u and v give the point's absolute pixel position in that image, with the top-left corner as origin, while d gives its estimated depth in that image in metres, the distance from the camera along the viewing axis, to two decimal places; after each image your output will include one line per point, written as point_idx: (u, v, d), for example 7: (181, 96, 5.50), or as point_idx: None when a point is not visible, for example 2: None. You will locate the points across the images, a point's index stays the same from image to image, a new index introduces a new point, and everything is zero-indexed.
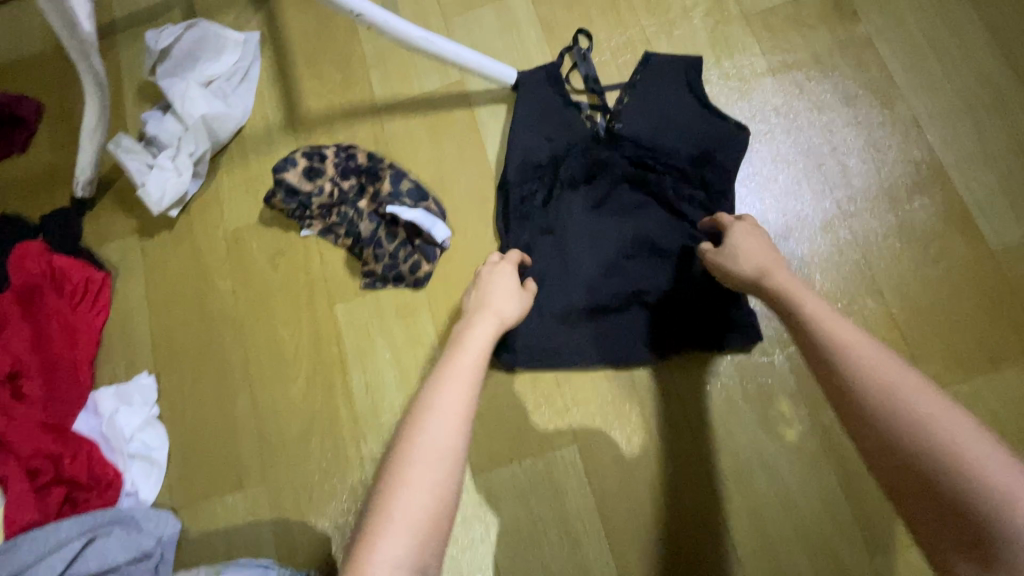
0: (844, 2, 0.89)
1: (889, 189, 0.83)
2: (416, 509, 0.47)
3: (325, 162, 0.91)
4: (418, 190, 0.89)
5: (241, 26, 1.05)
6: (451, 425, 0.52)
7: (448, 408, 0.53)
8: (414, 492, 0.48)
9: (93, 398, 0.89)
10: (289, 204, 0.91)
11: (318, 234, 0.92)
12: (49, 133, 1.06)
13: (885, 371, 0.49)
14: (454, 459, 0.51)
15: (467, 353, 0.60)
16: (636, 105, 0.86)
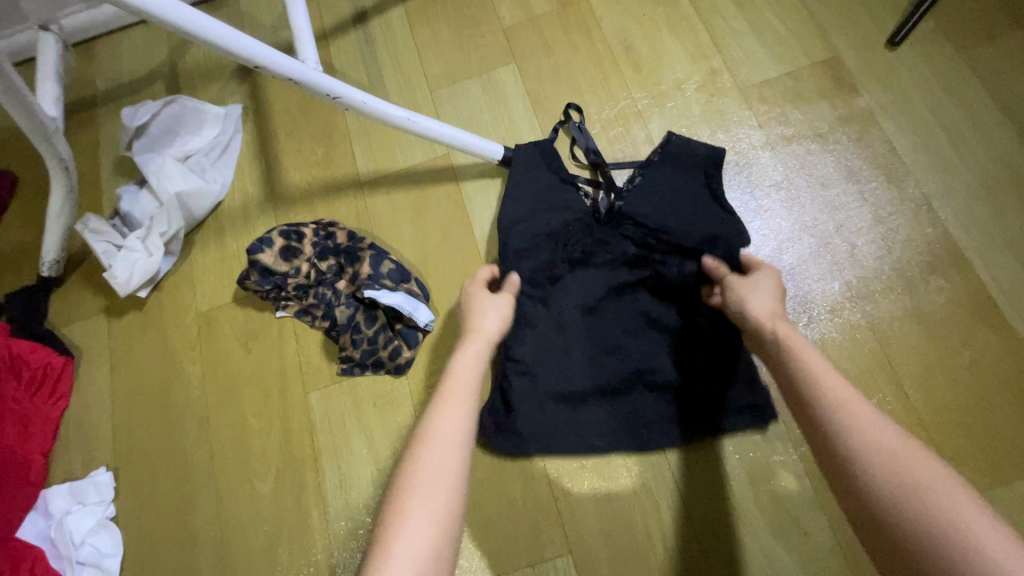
0: (841, 76, 0.86)
1: (902, 270, 0.77)
2: (416, 544, 0.45)
3: (303, 241, 0.86)
4: (399, 271, 0.84)
5: (224, 98, 1.03)
6: (447, 456, 0.51)
7: (437, 467, 0.50)
8: (414, 524, 0.46)
9: (44, 497, 0.82)
10: (263, 286, 0.85)
11: (294, 315, 0.87)
12: (22, 207, 1.03)
13: (885, 445, 0.45)
14: (443, 532, 0.46)
15: (460, 381, 0.59)
16: (647, 184, 0.78)
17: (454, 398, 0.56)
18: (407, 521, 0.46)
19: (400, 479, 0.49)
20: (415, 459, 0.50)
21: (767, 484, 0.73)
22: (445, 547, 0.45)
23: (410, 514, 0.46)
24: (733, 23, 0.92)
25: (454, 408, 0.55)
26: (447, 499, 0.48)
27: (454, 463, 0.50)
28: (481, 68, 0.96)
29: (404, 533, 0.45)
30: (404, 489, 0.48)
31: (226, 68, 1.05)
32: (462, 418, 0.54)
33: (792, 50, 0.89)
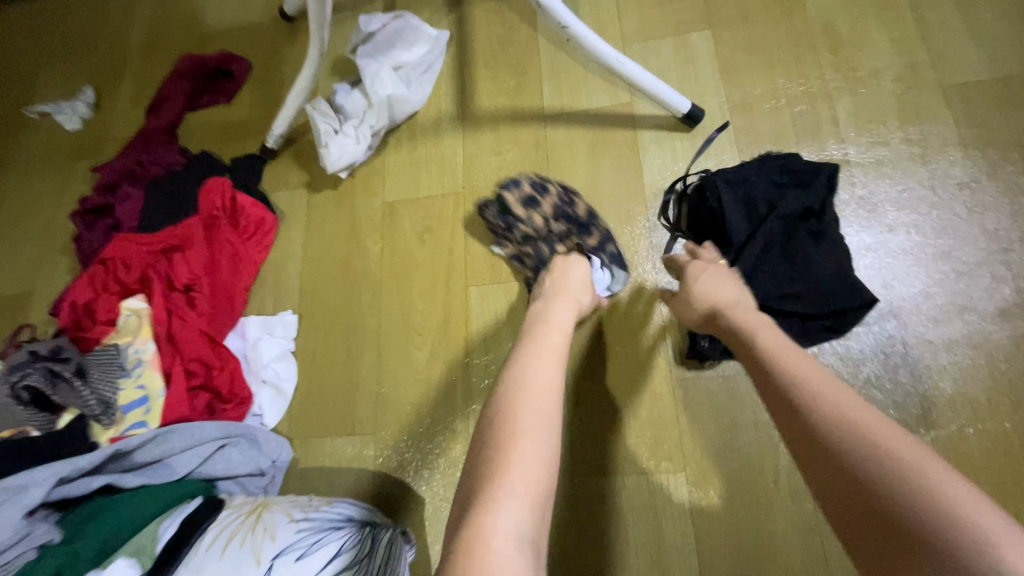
0: None
1: None
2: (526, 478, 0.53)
3: (545, 198, 0.94)
4: (619, 259, 0.90)
5: (433, 23, 1.15)
6: (546, 394, 0.60)
7: (539, 408, 0.59)
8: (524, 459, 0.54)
9: (243, 322, 1.00)
10: (497, 221, 0.95)
11: (506, 256, 0.95)
12: (253, 91, 1.22)
13: (823, 388, 0.54)
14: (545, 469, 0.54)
15: (545, 344, 0.68)
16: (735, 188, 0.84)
17: (545, 351, 0.66)
18: (524, 454, 0.54)
19: (506, 415, 0.58)
20: (519, 401, 0.59)
21: None
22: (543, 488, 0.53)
23: (524, 448, 0.55)
24: (945, 20, 0.91)
25: (542, 366, 0.64)
26: (552, 437, 0.57)
27: (544, 404, 0.59)
28: (675, 29, 1.01)
29: (519, 459, 0.54)
30: (512, 423, 0.57)
31: None
32: (551, 371, 0.63)
33: (1007, 56, 0.87)
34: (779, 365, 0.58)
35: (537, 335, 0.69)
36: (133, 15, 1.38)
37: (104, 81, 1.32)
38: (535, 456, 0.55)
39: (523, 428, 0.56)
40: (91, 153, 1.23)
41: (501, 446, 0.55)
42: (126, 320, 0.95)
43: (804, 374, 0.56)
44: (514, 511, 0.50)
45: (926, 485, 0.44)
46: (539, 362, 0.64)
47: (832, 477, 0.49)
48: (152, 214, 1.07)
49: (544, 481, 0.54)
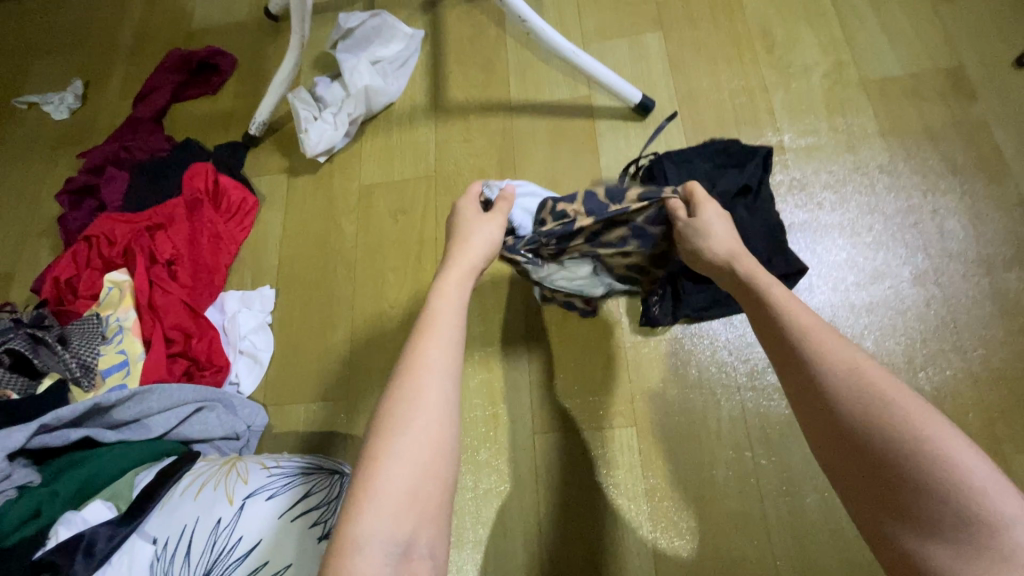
0: (962, 84, 0.95)
1: (985, 256, 0.85)
2: (404, 483, 0.47)
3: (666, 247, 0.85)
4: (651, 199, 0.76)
5: (409, 23, 1.23)
6: (436, 383, 0.52)
7: (426, 399, 0.51)
8: (400, 462, 0.47)
9: (223, 297, 1.05)
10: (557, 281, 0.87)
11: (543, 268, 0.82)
12: (238, 85, 1.29)
13: (817, 334, 0.52)
14: (431, 469, 0.48)
15: (441, 322, 0.57)
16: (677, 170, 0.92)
17: (439, 334, 0.56)
18: (399, 458, 0.48)
19: (386, 411, 0.51)
20: (402, 399, 0.51)
21: None
22: (430, 491, 0.48)
23: (399, 446, 0.48)
24: (866, 25, 1.02)
25: (437, 347, 0.55)
26: (439, 437, 0.50)
27: (437, 397, 0.52)
28: (630, 30, 1.11)
29: (390, 463, 0.47)
30: (393, 421, 0.50)
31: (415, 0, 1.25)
32: (443, 355, 0.54)
33: (919, 55, 0.98)
34: (784, 319, 0.54)
35: (433, 315, 0.58)
36: (124, 14, 1.45)
37: (93, 75, 1.38)
38: (415, 456, 0.48)
39: (397, 424, 0.49)
40: (79, 141, 1.29)
41: (374, 449, 0.48)
42: (108, 293, 0.98)
43: (812, 330, 0.52)
44: (383, 520, 0.45)
45: (930, 446, 0.42)
46: (433, 342, 0.55)
47: (835, 438, 0.47)
48: (136, 194, 1.12)
49: (427, 483, 0.47)
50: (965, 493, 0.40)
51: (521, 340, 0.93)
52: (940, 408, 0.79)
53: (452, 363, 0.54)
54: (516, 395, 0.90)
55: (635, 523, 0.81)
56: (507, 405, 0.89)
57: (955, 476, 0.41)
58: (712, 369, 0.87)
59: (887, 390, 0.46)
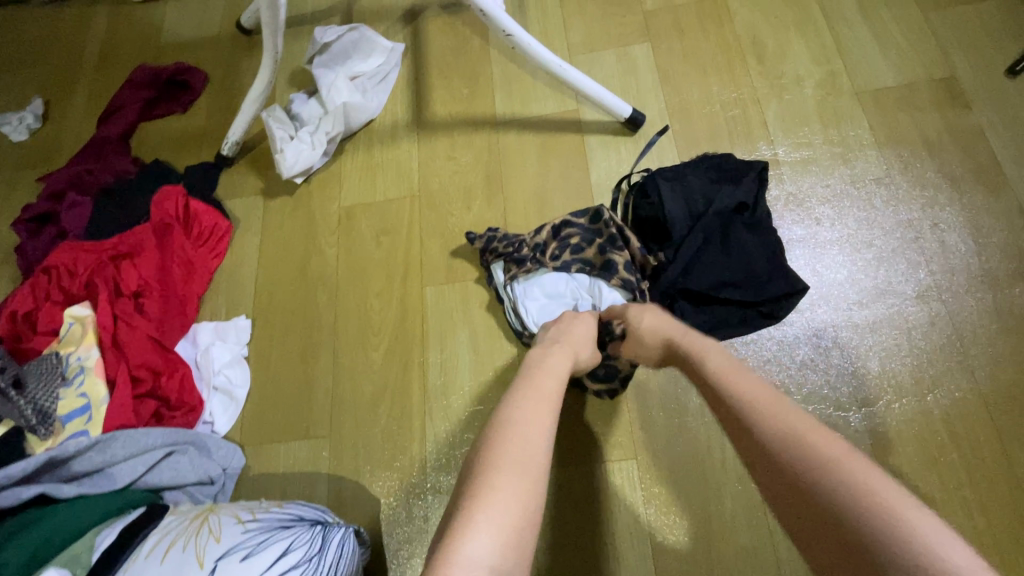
0: (957, 94, 0.93)
1: (988, 271, 0.83)
2: (505, 518, 0.45)
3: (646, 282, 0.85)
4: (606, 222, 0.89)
5: (389, 36, 1.19)
6: (538, 433, 0.52)
7: (528, 445, 0.51)
8: (502, 497, 0.46)
9: (195, 329, 0.98)
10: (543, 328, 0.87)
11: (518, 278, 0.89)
12: (209, 102, 1.23)
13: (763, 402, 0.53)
14: (526, 516, 0.46)
15: (545, 386, 0.59)
16: (671, 186, 0.89)
17: (543, 394, 0.58)
18: (502, 490, 0.47)
19: (495, 447, 0.51)
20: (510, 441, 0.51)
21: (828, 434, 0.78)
22: (524, 533, 0.46)
23: (508, 484, 0.47)
24: (857, 35, 1.00)
25: (540, 404, 0.56)
26: (539, 486, 0.49)
27: (537, 445, 0.52)
28: (618, 41, 1.08)
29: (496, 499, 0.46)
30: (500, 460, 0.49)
31: (394, 13, 1.21)
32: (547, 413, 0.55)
33: (913, 64, 0.96)
34: (718, 380, 0.58)
35: (533, 377, 0.61)
36: (87, 30, 1.38)
37: (56, 93, 1.31)
38: (516, 495, 0.47)
39: (510, 463, 0.49)
40: (40, 164, 1.22)
41: (485, 480, 0.48)
42: (69, 328, 0.91)
43: (743, 386, 0.56)
44: (484, 545, 0.43)
45: (862, 488, 0.43)
46: (543, 400, 0.57)
47: (780, 486, 0.49)
48: (101, 221, 1.05)
49: (525, 526, 0.46)
50: (904, 533, 0.40)
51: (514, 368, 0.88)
52: (952, 433, 0.76)
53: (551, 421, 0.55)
54: None
55: (639, 564, 0.76)
56: None
57: (892, 521, 0.41)
58: None
59: (815, 437, 0.48)
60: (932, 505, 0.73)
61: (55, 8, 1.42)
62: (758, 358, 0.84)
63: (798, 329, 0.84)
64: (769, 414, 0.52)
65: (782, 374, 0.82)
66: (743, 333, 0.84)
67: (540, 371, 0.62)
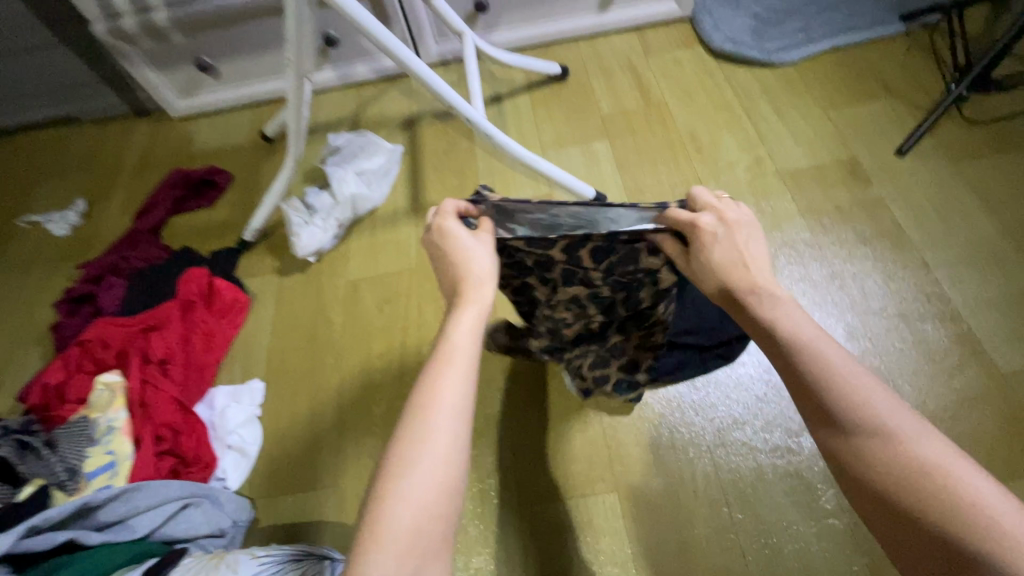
0: (858, 172, 1.14)
1: (904, 312, 0.97)
2: (412, 510, 0.42)
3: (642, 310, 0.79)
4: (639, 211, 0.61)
5: (390, 141, 1.41)
6: (450, 407, 0.46)
7: (438, 422, 0.45)
8: (408, 491, 0.42)
9: (212, 393, 1.08)
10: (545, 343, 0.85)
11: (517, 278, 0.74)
12: (233, 197, 1.42)
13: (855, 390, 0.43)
14: (437, 497, 0.43)
15: (457, 349, 0.50)
16: None
17: (455, 358, 0.49)
18: (405, 492, 0.42)
19: (399, 442, 0.45)
20: (412, 439, 0.44)
21: (784, 459, 0.88)
22: (440, 518, 0.42)
23: (411, 479, 0.43)
24: (774, 129, 1.23)
25: (457, 371, 0.48)
26: (450, 474, 0.44)
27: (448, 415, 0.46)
28: (582, 139, 1.30)
29: (401, 501, 0.42)
30: (402, 460, 0.44)
31: (396, 122, 1.44)
32: (461, 387, 0.48)
33: (820, 150, 1.18)
34: (799, 351, 0.46)
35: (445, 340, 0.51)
36: (129, 142, 1.60)
37: (96, 195, 1.50)
38: (425, 485, 0.43)
39: (412, 454, 0.44)
40: (78, 254, 1.37)
41: (386, 479, 0.43)
42: (99, 394, 1.00)
43: (827, 359, 0.45)
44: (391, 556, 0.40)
45: (965, 494, 0.37)
46: (448, 371, 0.48)
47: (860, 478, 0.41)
48: (133, 300, 1.18)
49: (439, 513, 0.42)
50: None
51: (503, 415, 0.98)
52: None
53: (470, 394, 0.48)
54: (501, 469, 0.94)
55: None
56: (494, 480, 0.93)
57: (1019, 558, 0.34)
58: (684, 432, 0.93)
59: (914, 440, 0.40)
60: None
61: (103, 125, 1.66)
62: (719, 396, 0.95)
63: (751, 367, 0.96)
64: (852, 399, 0.43)
65: (739, 408, 0.93)
66: (704, 373, 0.94)
67: (452, 330, 0.51)
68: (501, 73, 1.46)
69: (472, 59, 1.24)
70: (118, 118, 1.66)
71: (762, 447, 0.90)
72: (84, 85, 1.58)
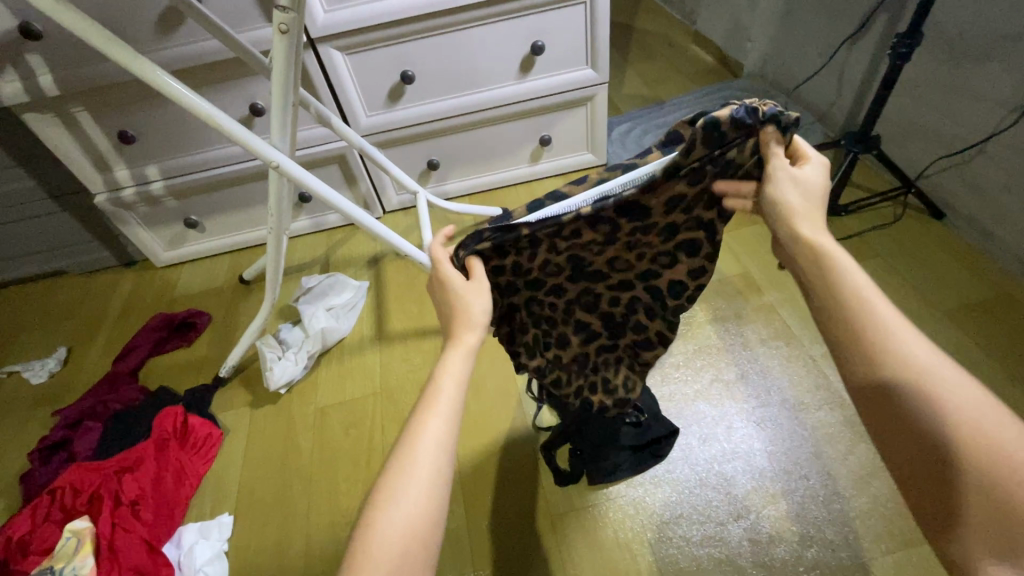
0: (752, 283, 1.37)
1: (802, 400, 1.14)
2: (393, 545, 0.50)
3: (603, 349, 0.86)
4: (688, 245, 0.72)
5: (356, 277, 1.60)
6: (436, 456, 0.55)
7: (421, 470, 0.54)
8: (392, 526, 0.51)
9: (180, 531, 1.12)
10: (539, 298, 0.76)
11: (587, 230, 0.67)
12: (211, 335, 1.54)
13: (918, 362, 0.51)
14: (419, 533, 0.52)
15: (441, 402, 0.58)
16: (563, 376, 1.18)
17: (438, 409, 0.58)
18: (389, 526, 0.51)
19: (390, 476, 0.54)
20: (399, 476, 0.54)
21: (719, 548, 0.97)
22: (422, 551, 0.51)
23: (397, 514, 0.52)
24: None
25: (439, 424, 0.57)
26: (434, 511, 0.53)
27: (433, 465, 0.54)
28: None
29: (388, 528, 0.51)
30: (387, 493, 0.53)
31: (362, 260, 1.65)
32: (441, 431, 0.56)
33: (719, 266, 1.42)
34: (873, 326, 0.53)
35: (432, 391, 0.59)
36: (114, 291, 1.74)
37: (78, 341, 1.60)
38: (409, 522, 0.51)
39: (397, 493, 0.52)
40: (56, 401, 1.44)
41: (376, 511, 0.52)
42: (66, 542, 1.04)
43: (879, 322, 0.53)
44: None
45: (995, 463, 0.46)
46: (433, 414, 0.57)
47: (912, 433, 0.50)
48: (109, 444, 1.24)
49: (420, 545, 0.51)
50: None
51: (462, 529, 1.06)
52: (803, 530, 0.97)
53: (452, 432, 0.57)
54: None
55: None
56: None
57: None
58: (625, 530, 1.02)
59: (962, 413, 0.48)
60: None
61: (89, 277, 1.80)
62: (653, 493, 1.06)
63: (681, 463, 1.09)
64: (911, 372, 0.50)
65: (676, 501, 1.04)
66: (641, 471, 1.08)
67: (437, 379, 0.60)
68: (453, 215, 1.72)
69: (424, 210, 1.47)
70: (107, 269, 1.81)
71: (702, 539, 0.99)
72: (77, 243, 1.74)
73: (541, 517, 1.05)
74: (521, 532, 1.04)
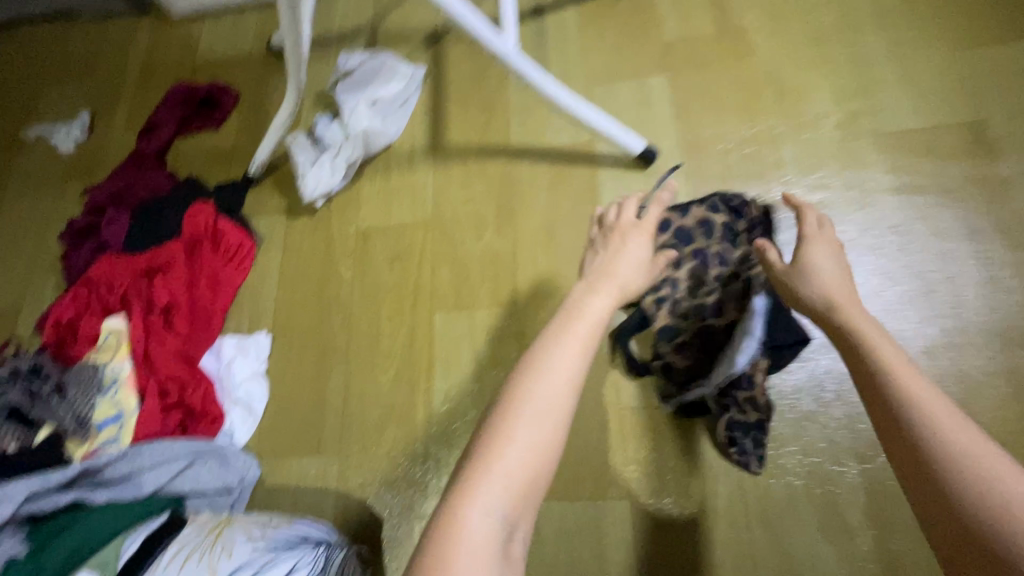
0: (983, 140, 0.90)
1: (1005, 328, 0.81)
2: (512, 469, 0.48)
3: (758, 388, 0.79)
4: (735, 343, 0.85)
5: (410, 60, 1.21)
6: (565, 386, 0.51)
7: (548, 400, 0.50)
8: (514, 451, 0.48)
9: (219, 342, 1.05)
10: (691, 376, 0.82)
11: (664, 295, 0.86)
12: (239, 119, 1.28)
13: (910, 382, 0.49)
14: (538, 464, 0.48)
15: (577, 334, 0.54)
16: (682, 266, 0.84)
17: (573, 336, 0.54)
18: (511, 448, 0.48)
19: (510, 404, 0.50)
20: (523, 397, 0.50)
21: (823, 487, 0.79)
22: (535, 484, 0.48)
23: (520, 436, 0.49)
24: (881, 75, 0.98)
25: (572, 351, 0.53)
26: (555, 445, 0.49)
27: (562, 395, 0.51)
28: (635, 72, 1.08)
29: (511, 452, 0.48)
30: (510, 425, 0.49)
31: (417, 36, 1.23)
32: (573, 365, 0.53)
33: (938, 105, 0.94)
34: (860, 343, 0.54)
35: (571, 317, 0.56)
36: (130, 46, 1.45)
37: (100, 107, 1.39)
38: (527, 449, 0.49)
39: (526, 415, 0.50)
40: (86, 176, 1.30)
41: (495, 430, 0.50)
42: (106, 339, 1.01)
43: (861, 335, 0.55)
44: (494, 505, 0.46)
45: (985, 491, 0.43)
46: (559, 345, 0.54)
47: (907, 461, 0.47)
48: (137, 238, 1.12)
49: (536, 479, 0.48)
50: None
51: None
52: None
53: (582, 362, 0.53)
54: None
55: None
56: None
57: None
58: (710, 441, 0.84)
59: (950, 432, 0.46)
60: (919, 565, 0.74)
61: (101, 23, 1.49)
62: None
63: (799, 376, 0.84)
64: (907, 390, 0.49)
65: (780, 420, 0.83)
66: None
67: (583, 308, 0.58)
68: None
69: None
70: (120, 15, 1.49)
71: (804, 473, 0.80)
72: None
73: (607, 407, 0.88)
74: (581, 417, 0.89)
